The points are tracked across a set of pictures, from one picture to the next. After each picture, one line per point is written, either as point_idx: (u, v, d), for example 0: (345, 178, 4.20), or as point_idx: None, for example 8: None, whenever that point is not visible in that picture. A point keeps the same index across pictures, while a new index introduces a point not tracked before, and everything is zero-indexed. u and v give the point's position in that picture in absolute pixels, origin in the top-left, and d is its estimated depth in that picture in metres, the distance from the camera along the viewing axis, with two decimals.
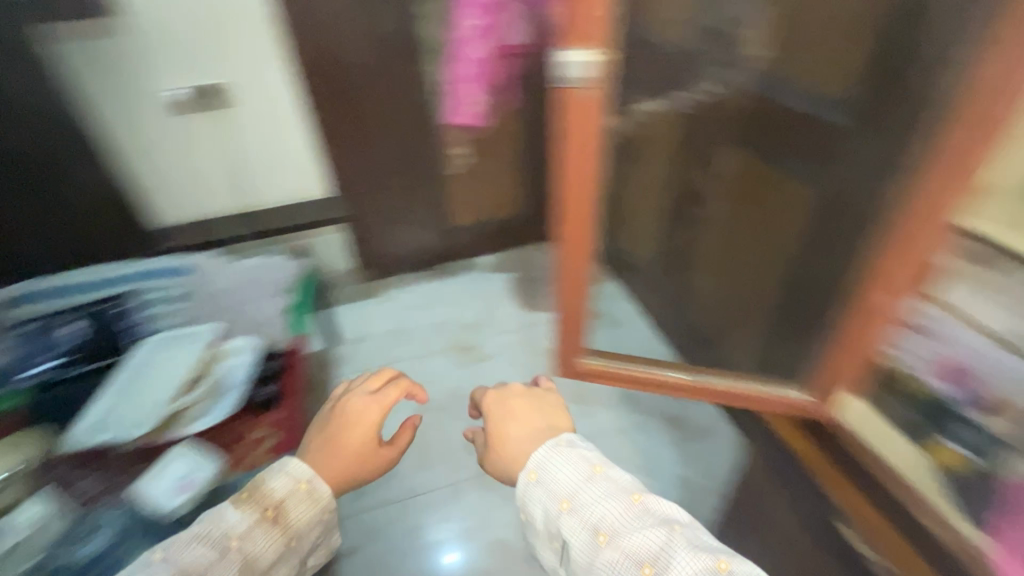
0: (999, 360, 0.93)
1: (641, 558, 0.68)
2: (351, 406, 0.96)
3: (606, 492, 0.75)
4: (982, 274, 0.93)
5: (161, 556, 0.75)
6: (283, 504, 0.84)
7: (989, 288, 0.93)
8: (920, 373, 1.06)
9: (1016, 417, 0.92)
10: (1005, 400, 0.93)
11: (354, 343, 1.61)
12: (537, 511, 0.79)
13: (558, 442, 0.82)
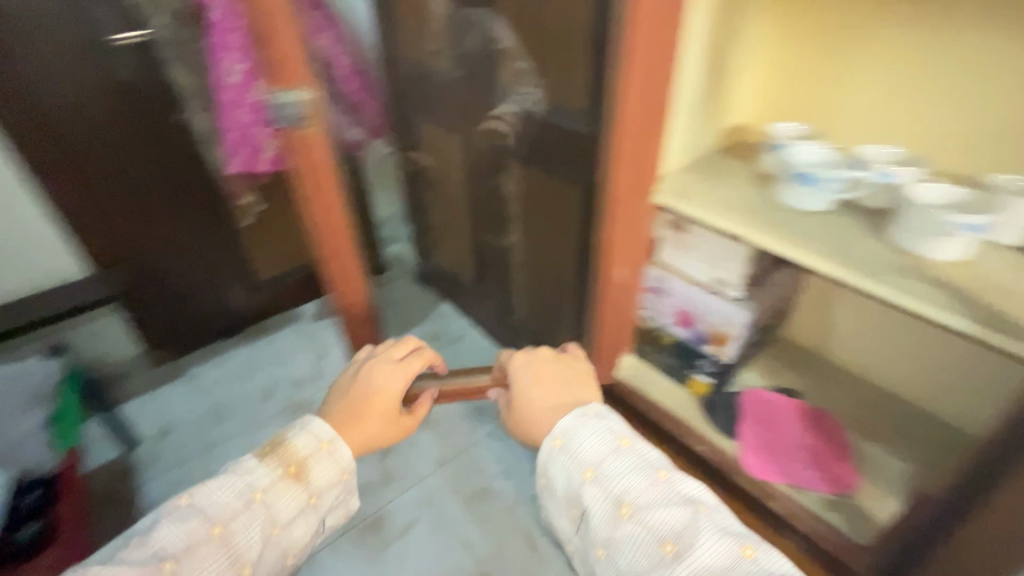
0: (709, 302, 1.05)
1: (666, 535, 0.58)
2: (377, 370, 0.80)
3: (636, 466, 0.64)
4: (708, 241, 0.99)
5: (156, 532, 0.61)
6: (309, 459, 0.71)
7: (698, 250, 1.01)
8: (666, 323, 1.17)
9: (733, 342, 1.08)
10: (717, 331, 1.08)
11: (156, 440, 1.37)
12: (558, 470, 0.69)
13: (584, 416, 0.69)
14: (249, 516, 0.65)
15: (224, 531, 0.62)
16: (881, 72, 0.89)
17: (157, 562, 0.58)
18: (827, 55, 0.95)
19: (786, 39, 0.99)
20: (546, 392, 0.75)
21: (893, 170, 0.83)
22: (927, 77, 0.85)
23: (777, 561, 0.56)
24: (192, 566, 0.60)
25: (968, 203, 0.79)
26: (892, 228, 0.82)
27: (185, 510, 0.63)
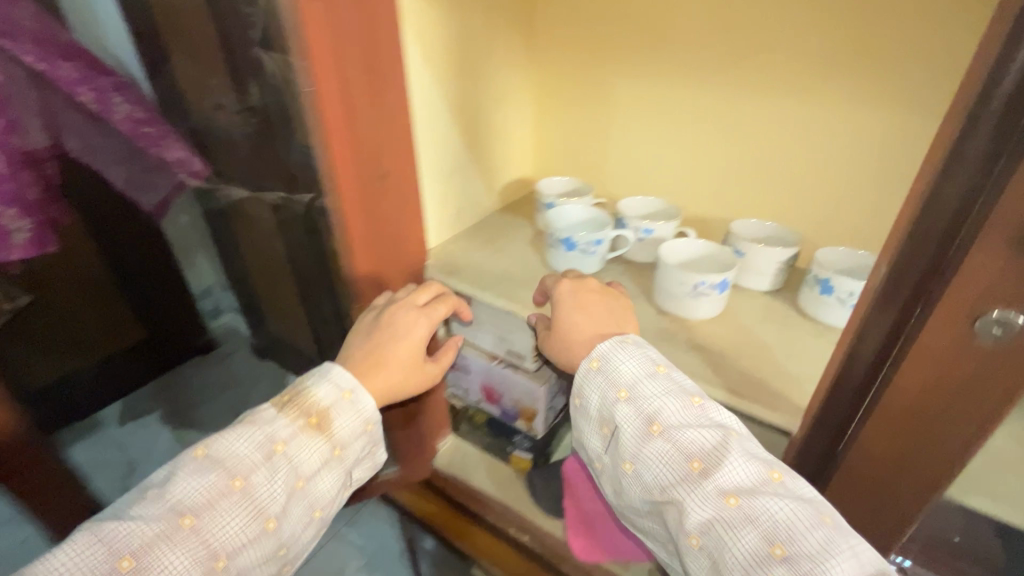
0: (508, 377, 0.75)
1: (694, 453, 0.46)
2: (405, 318, 0.58)
3: (673, 388, 0.50)
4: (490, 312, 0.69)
5: (168, 485, 0.47)
6: (332, 409, 0.53)
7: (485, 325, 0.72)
8: (468, 400, 0.84)
9: (539, 420, 0.78)
10: (529, 408, 0.77)
11: None
12: (591, 395, 0.53)
13: (624, 340, 0.53)
14: (272, 471, 0.49)
15: (244, 486, 0.48)
16: (666, 104, 0.73)
17: (173, 517, 0.45)
18: (591, 95, 0.78)
19: (546, 83, 0.81)
20: (592, 314, 0.56)
21: (649, 223, 0.70)
22: (725, 116, 0.70)
23: (806, 488, 0.45)
24: (213, 525, 0.46)
25: (715, 256, 0.67)
26: (654, 294, 0.65)
27: (199, 466, 0.48)
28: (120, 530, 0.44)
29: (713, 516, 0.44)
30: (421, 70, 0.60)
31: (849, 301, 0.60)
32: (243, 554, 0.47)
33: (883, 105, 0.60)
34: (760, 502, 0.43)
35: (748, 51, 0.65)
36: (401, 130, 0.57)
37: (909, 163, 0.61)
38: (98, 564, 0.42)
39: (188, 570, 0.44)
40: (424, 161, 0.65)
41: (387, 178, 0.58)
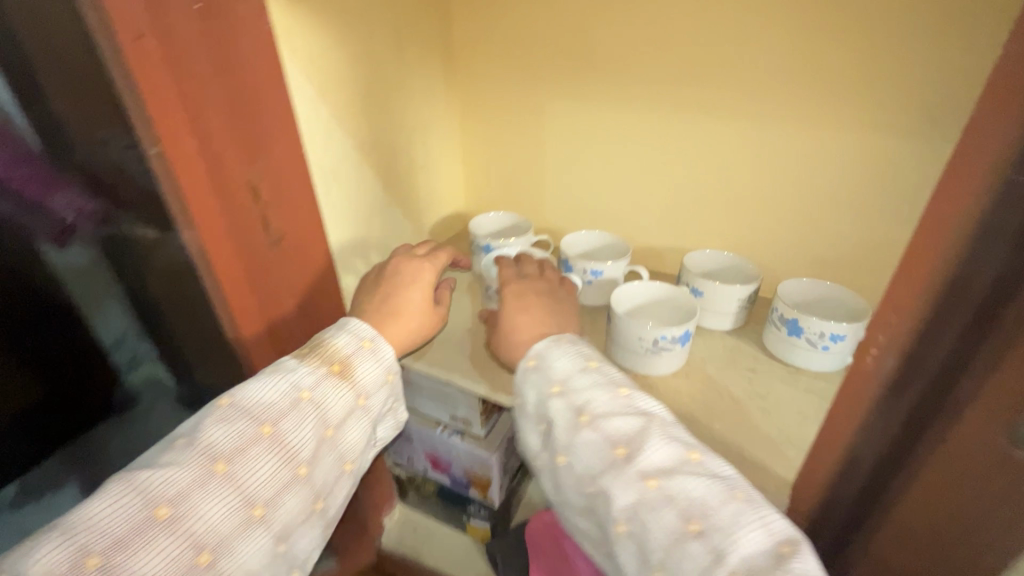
0: (455, 446, 0.76)
1: (619, 440, 0.46)
2: (411, 267, 0.62)
3: (602, 379, 0.50)
4: (439, 382, 0.69)
5: (195, 434, 0.44)
6: (352, 359, 0.52)
7: (436, 394, 0.72)
8: (418, 469, 0.84)
9: (494, 489, 0.78)
10: (481, 477, 0.78)
11: None
12: (528, 392, 0.53)
13: (558, 338, 0.54)
14: (301, 418, 0.47)
15: (275, 432, 0.45)
16: (592, 133, 0.76)
17: (204, 464, 0.42)
18: (520, 134, 0.80)
19: (470, 114, 0.82)
20: (531, 312, 0.59)
21: (597, 265, 0.69)
22: (652, 140, 0.73)
23: (723, 467, 0.46)
24: (246, 471, 0.44)
25: (671, 299, 0.66)
26: (610, 347, 0.62)
27: (224, 415, 0.45)
28: (152, 478, 0.41)
29: (637, 500, 0.43)
30: (344, 112, 0.61)
31: (821, 342, 0.62)
32: (278, 504, 0.45)
33: (801, 122, 0.64)
34: (678, 482, 0.43)
35: (672, 74, 0.67)
36: (299, 188, 0.55)
37: (820, 174, 0.66)
38: (133, 512, 0.39)
39: (224, 520, 0.42)
40: (352, 203, 0.65)
41: (280, 247, 0.54)
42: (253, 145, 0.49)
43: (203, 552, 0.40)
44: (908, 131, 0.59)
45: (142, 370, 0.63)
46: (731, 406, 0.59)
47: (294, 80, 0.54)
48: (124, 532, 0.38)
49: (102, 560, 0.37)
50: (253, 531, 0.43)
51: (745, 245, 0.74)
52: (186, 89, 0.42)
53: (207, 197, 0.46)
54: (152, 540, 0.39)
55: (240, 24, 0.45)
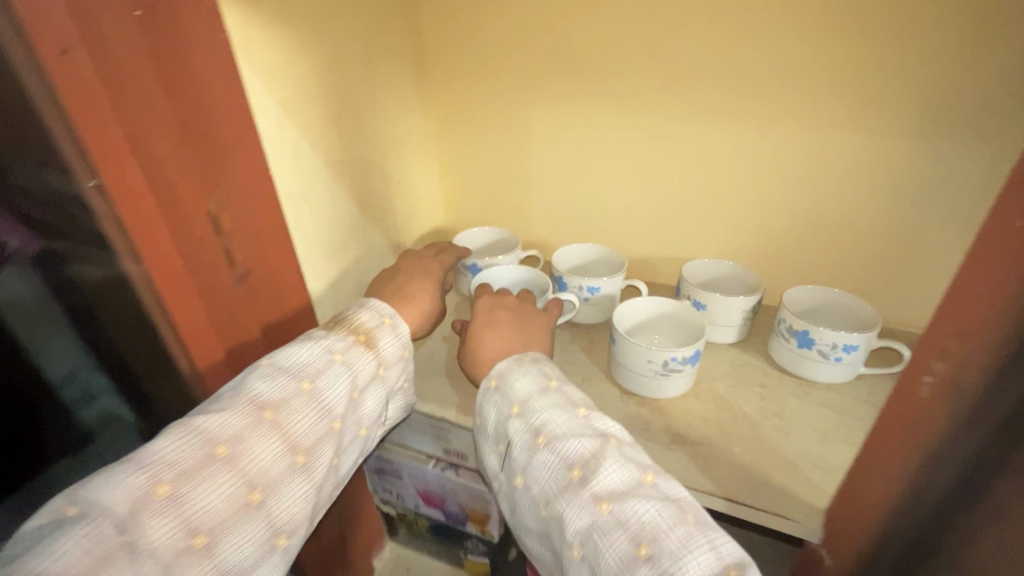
0: (447, 483, 0.71)
1: (574, 461, 0.44)
2: (421, 258, 0.66)
3: (562, 400, 0.48)
4: (426, 415, 0.63)
5: (241, 386, 0.44)
6: (376, 331, 0.52)
7: (425, 426, 0.67)
8: (409, 508, 0.78)
9: (493, 525, 0.73)
10: (477, 514, 0.72)
11: None
12: (489, 414, 0.51)
13: (521, 359, 0.52)
14: (338, 374, 0.47)
15: (312, 389, 0.46)
16: (578, 140, 0.72)
17: (253, 411, 0.43)
18: (504, 149, 0.77)
19: (448, 127, 0.78)
20: (499, 328, 0.57)
21: (594, 281, 0.65)
22: (642, 144, 0.69)
23: (679, 489, 0.43)
24: (291, 422, 0.44)
25: (676, 316, 0.61)
26: (615, 371, 0.58)
27: (268, 368, 0.46)
28: (207, 421, 0.41)
29: (589, 525, 0.41)
30: (313, 127, 0.57)
31: (834, 353, 0.57)
32: (320, 453, 0.45)
33: (799, 116, 0.61)
34: (630, 506, 0.41)
35: (662, 76, 0.64)
36: (260, 199, 0.49)
37: (818, 172, 0.63)
38: (192, 451, 0.40)
39: (270, 465, 0.42)
40: (325, 222, 0.61)
41: (246, 284, 0.49)
42: (210, 176, 0.44)
43: (254, 493, 0.41)
44: (909, 123, 0.57)
45: (96, 406, 0.53)
46: (736, 420, 0.55)
47: (262, 97, 0.51)
48: (186, 470, 0.39)
49: (169, 492, 0.38)
50: (296, 479, 0.44)
51: (740, 251, 0.71)
52: (135, 118, 0.38)
53: (162, 237, 0.42)
54: (209, 479, 0.40)
55: (192, 44, 0.41)
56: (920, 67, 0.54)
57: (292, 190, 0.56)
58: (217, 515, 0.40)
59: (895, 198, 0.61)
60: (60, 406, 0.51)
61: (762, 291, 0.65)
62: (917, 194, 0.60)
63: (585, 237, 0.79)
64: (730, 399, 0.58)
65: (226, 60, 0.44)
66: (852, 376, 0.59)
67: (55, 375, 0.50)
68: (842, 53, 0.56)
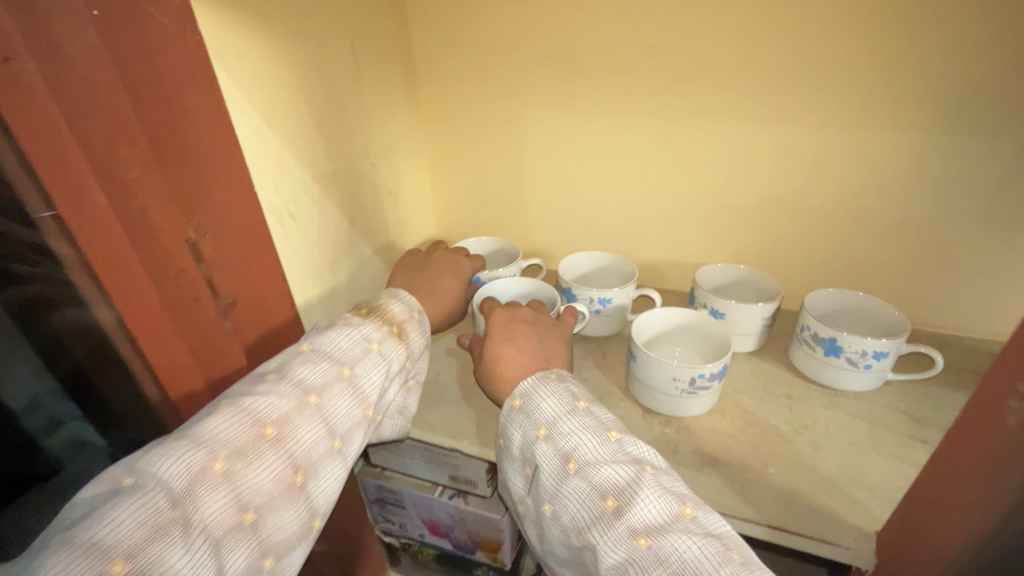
0: (455, 511, 0.66)
1: (608, 489, 0.39)
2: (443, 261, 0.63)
3: (593, 423, 0.43)
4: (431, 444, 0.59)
5: (283, 368, 0.42)
6: (406, 324, 0.50)
7: (430, 453, 0.62)
8: (412, 537, 0.73)
9: (504, 552, 0.68)
10: (488, 541, 0.68)
11: None
12: (513, 437, 0.46)
13: (547, 376, 0.47)
14: (375, 362, 0.45)
15: (353, 376, 0.43)
16: (579, 141, 0.68)
17: (298, 393, 0.40)
18: (499, 154, 0.73)
19: (438, 131, 0.73)
20: (518, 341, 0.52)
21: (605, 292, 0.61)
22: (648, 145, 0.65)
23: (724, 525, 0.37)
24: (335, 407, 0.41)
25: (697, 325, 0.58)
26: (635, 386, 0.55)
27: (309, 353, 0.43)
28: (258, 402, 0.39)
29: (624, 561, 0.36)
30: (296, 137, 0.52)
31: (862, 361, 0.54)
32: (357, 438, 0.43)
33: (816, 113, 0.58)
34: (670, 542, 0.35)
35: (668, 73, 0.60)
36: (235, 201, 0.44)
37: (835, 170, 0.60)
38: (241, 429, 0.37)
39: (314, 447, 0.40)
40: (313, 240, 0.56)
41: (231, 317, 0.44)
42: (188, 201, 0.39)
43: (298, 475, 0.38)
44: (932, 117, 0.54)
45: (64, 432, 0.42)
46: (766, 437, 0.52)
47: (241, 107, 0.46)
48: (236, 448, 0.36)
49: (223, 468, 0.35)
50: (335, 464, 0.41)
51: (750, 254, 0.68)
52: (100, 141, 0.33)
53: (138, 276, 0.36)
54: (258, 459, 0.37)
55: (162, 51, 0.36)
56: (945, 58, 0.51)
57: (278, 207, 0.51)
58: (263, 496, 0.36)
59: (916, 197, 0.58)
60: (24, 433, 0.40)
61: (781, 296, 0.62)
62: (940, 192, 0.57)
63: (587, 244, 0.75)
64: (756, 414, 0.54)
65: (200, 67, 0.39)
66: (880, 382, 0.56)
67: (16, 403, 0.39)
68: (863, 44, 0.53)
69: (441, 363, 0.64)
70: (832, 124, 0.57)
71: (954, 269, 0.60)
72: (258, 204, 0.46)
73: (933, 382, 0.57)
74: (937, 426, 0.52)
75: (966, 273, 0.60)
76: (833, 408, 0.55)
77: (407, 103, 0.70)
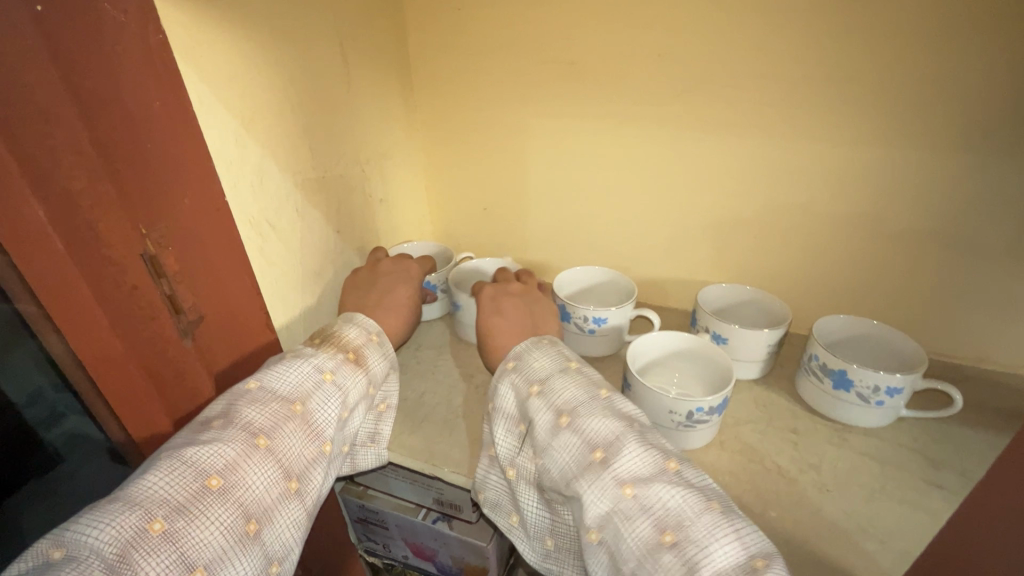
0: (440, 535, 0.63)
1: (597, 443, 0.41)
2: (409, 262, 0.62)
3: (584, 380, 0.45)
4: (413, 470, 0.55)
5: (228, 413, 0.42)
6: (364, 348, 0.51)
7: (413, 475, 0.59)
8: (396, 558, 0.70)
9: None
10: (474, 567, 0.64)
11: None
12: (505, 395, 0.48)
13: (539, 341, 0.50)
14: (329, 394, 0.46)
15: (305, 411, 0.44)
16: (582, 151, 0.65)
17: (246, 438, 0.40)
18: (497, 163, 0.69)
19: (436, 136, 0.70)
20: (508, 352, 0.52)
21: (601, 311, 0.58)
22: (652, 158, 0.62)
23: (699, 476, 0.40)
24: (285, 447, 0.42)
25: (697, 351, 0.55)
26: None
27: (256, 392, 0.43)
28: (198, 452, 0.38)
29: (610, 509, 0.38)
30: (278, 141, 0.49)
31: (874, 397, 0.50)
32: (312, 478, 0.43)
33: (836, 127, 0.54)
34: (654, 491, 0.38)
35: (674, 83, 0.57)
36: (212, 206, 0.41)
37: (850, 191, 0.56)
38: (184, 484, 0.37)
39: (266, 493, 0.40)
40: (295, 249, 0.53)
41: (194, 335, 0.42)
42: (143, 209, 0.36)
43: (251, 523, 0.39)
44: (963, 137, 0.50)
45: (65, 426, 0.43)
46: (769, 475, 0.48)
47: (217, 113, 0.43)
48: (178, 505, 0.36)
49: (163, 528, 0.35)
50: (293, 505, 0.41)
51: (759, 275, 0.64)
52: (33, 144, 0.31)
53: (77, 287, 0.34)
54: (204, 512, 0.37)
55: (118, 48, 0.33)
56: (973, 76, 0.48)
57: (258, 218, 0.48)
58: (213, 550, 0.36)
59: (940, 222, 0.54)
60: (23, 426, 0.42)
61: (789, 325, 0.58)
62: (966, 217, 0.53)
63: (587, 258, 0.72)
64: (759, 449, 0.51)
65: (163, 66, 0.36)
66: (892, 420, 0.52)
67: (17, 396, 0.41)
68: (890, 55, 0.49)
69: (428, 382, 0.61)
70: (850, 141, 0.54)
71: (977, 300, 0.56)
72: (230, 214, 0.43)
73: (953, 420, 0.53)
74: (954, 470, 0.49)
75: (991, 304, 0.56)
76: (842, 446, 0.51)
77: (403, 106, 0.67)
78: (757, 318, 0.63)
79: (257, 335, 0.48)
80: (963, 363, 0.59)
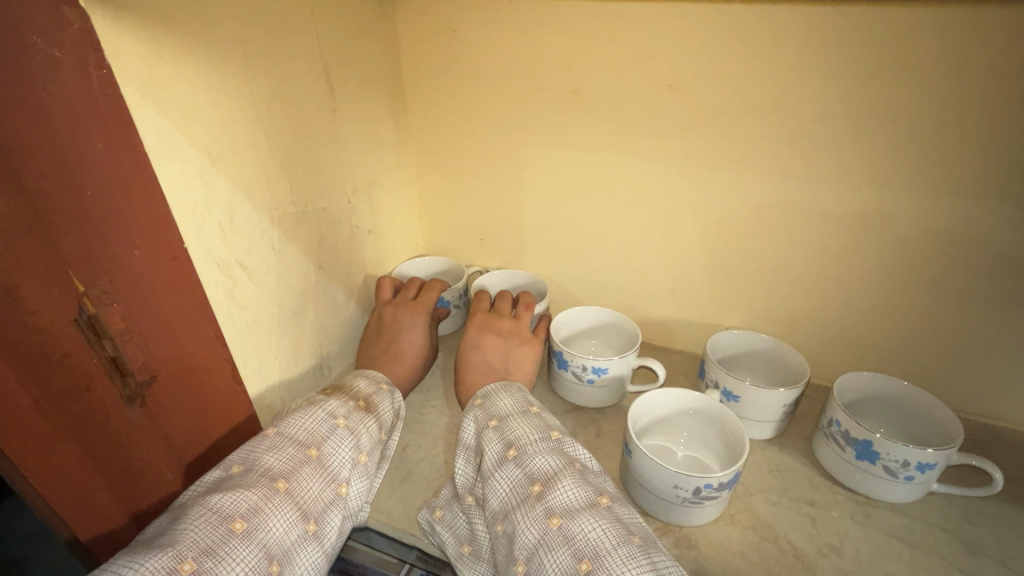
0: None
1: (536, 476, 0.40)
2: (405, 304, 0.60)
3: (540, 423, 0.44)
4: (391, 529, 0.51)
5: (248, 461, 0.39)
6: (374, 397, 0.49)
7: None
8: None
9: None
10: None
11: None
12: (467, 429, 0.47)
13: (508, 384, 0.50)
14: (343, 438, 0.43)
15: (322, 455, 0.41)
16: (585, 185, 0.60)
17: (265, 482, 0.38)
18: (495, 195, 0.65)
19: (429, 163, 0.66)
20: (488, 402, 0.48)
21: (601, 361, 0.53)
22: (660, 196, 0.57)
23: (631, 516, 0.39)
24: (305, 489, 0.39)
25: (703, 409, 0.50)
26: (629, 480, 0.47)
27: (274, 438, 0.41)
28: (223, 497, 0.36)
29: (536, 540, 0.36)
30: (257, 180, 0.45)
31: (903, 472, 0.45)
32: (329, 521, 0.40)
33: (865, 170, 0.49)
34: (578, 523, 0.36)
35: (689, 119, 0.52)
36: (166, 247, 0.37)
37: (876, 238, 0.51)
38: (209, 527, 0.34)
39: (287, 535, 0.37)
40: (278, 293, 0.49)
41: (143, 400, 0.38)
42: (80, 265, 0.33)
43: (273, 565, 0.36)
44: (1009, 187, 0.45)
45: None
46: (782, 556, 0.43)
47: (195, 156, 0.39)
48: (207, 546, 0.33)
49: (193, 569, 0.32)
50: (311, 548, 0.38)
51: (775, 323, 0.59)
52: None
53: None
54: (230, 555, 0.34)
55: (50, 86, 0.29)
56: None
57: (237, 262, 0.44)
58: None
59: (978, 276, 0.49)
60: None
61: (807, 377, 0.53)
62: (1007, 273, 0.48)
63: (591, 296, 0.67)
64: (773, 526, 0.46)
65: (109, 103, 0.32)
66: (923, 494, 0.47)
67: None
68: (928, 94, 0.44)
69: (413, 432, 0.56)
70: (879, 186, 0.49)
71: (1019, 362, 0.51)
72: (190, 261, 0.39)
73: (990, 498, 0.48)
74: (992, 557, 0.44)
75: None
76: (866, 525, 0.46)
77: (395, 131, 0.63)
78: (772, 367, 0.58)
79: (223, 393, 0.45)
80: (998, 426, 0.54)
